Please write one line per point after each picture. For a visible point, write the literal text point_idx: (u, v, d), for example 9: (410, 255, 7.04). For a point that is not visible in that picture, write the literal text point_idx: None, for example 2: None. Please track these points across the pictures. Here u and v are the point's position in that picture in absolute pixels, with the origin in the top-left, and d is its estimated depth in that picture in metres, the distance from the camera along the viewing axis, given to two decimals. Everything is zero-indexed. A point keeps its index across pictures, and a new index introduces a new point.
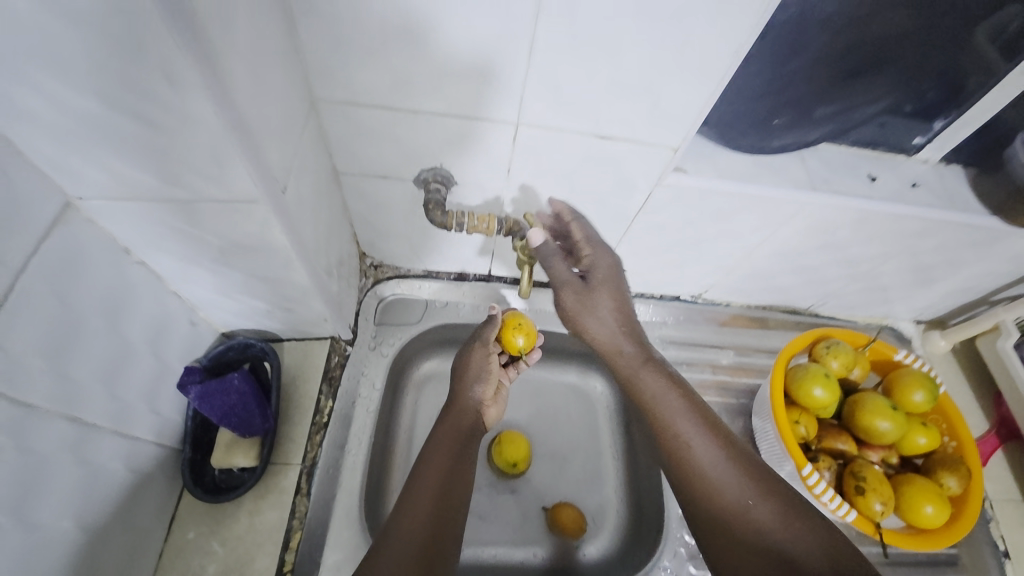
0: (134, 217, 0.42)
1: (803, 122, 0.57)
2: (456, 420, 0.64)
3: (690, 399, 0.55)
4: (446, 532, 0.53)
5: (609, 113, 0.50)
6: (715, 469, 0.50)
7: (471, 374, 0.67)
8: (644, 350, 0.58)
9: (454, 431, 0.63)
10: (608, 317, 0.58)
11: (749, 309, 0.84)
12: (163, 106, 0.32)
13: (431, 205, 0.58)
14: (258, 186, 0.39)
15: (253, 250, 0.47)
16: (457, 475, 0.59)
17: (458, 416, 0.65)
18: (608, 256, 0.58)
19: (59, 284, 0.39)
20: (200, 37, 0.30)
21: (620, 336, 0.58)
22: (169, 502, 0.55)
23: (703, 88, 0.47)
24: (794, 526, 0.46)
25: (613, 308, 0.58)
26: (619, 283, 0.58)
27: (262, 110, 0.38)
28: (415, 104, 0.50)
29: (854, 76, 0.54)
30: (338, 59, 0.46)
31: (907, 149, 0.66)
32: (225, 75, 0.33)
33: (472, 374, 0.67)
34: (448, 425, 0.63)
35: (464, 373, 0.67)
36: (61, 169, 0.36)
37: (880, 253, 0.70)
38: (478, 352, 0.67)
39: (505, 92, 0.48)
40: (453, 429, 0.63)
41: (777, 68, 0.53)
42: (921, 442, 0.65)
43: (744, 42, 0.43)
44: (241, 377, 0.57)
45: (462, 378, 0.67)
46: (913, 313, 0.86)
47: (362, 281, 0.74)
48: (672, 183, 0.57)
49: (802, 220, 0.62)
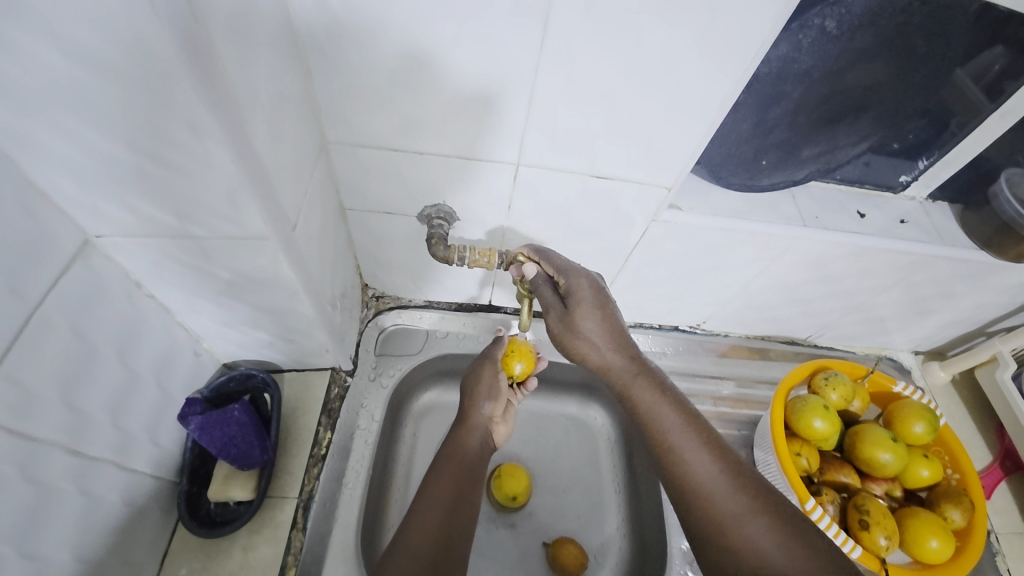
0: (149, 253, 0.43)
1: (790, 161, 0.59)
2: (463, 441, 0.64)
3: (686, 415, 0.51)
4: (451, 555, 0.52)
5: (603, 153, 0.52)
6: (715, 498, 0.46)
7: (482, 391, 0.67)
8: (637, 365, 0.54)
9: (461, 453, 0.62)
10: (595, 337, 0.54)
11: (747, 340, 0.85)
12: (187, 150, 0.34)
13: (434, 240, 0.59)
14: (270, 224, 0.41)
15: (261, 283, 0.48)
16: (463, 497, 0.58)
17: (466, 436, 0.64)
18: (587, 276, 0.55)
19: (76, 319, 0.40)
20: (224, 91, 0.32)
21: (609, 355, 0.54)
22: (162, 538, 0.55)
23: (693, 130, 0.49)
24: (803, 558, 0.41)
25: (600, 326, 0.54)
26: (606, 299, 0.54)
27: (277, 153, 0.40)
28: (421, 145, 0.52)
29: (835, 122, 0.55)
30: (349, 105, 0.48)
31: (895, 186, 0.69)
32: (245, 123, 0.35)
33: (484, 391, 0.67)
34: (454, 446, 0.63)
35: (474, 390, 0.67)
36: (83, 209, 0.38)
37: (874, 286, 0.72)
38: (489, 371, 0.68)
39: (507, 133, 0.50)
40: (459, 451, 0.62)
41: (760, 114, 0.55)
42: (924, 475, 0.64)
43: (731, 92, 0.45)
44: (242, 408, 0.57)
45: (473, 397, 0.67)
46: (911, 344, 0.87)
47: (364, 311, 0.75)
48: (667, 219, 0.59)
49: (795, 253, 0.64)
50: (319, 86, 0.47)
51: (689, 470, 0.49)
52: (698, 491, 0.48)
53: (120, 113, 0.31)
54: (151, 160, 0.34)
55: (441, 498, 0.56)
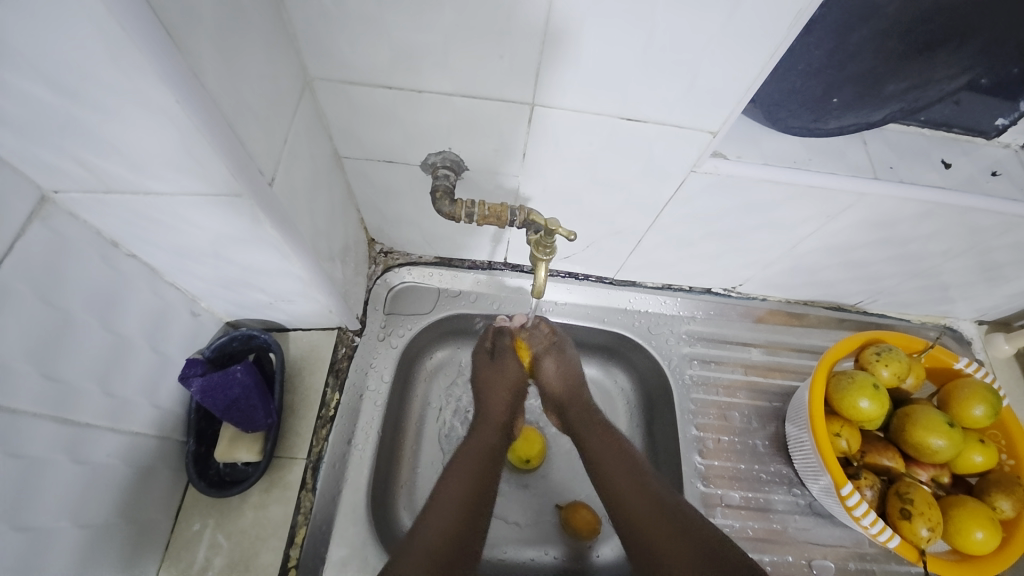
0: (115, 209, 0.39)
1: (869, 99, 0.48)
2: (483, 436, 0.60)
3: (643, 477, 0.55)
4: (472, 536, 0.51)
5: (638, 92, 0.43)
6: (668, 533, 0.49)
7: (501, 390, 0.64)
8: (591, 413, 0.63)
9: (480, 450, 0.58)
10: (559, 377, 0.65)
11: (787, 304, 0.77)
12: (123, 90, 0.29)
13: (439, 193, 0.52)
14: (239, 180, 0.36)
15: (246, 242, 0.43)
16: (486, 484, 0.55)
17: (485, 432, 0.60)
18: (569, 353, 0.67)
19: (42, 282, 0.38)
20: (142, 17, 0.26)
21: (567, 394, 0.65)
22: (175, 494, 0.55)
23: (755, 57, 0.40)
24: (685, 555, 0.47)
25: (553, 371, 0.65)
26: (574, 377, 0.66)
27: (239, 96, 0.35)
28: (419, 82, 0.45)
29: (933, 48, 0.45)
30: (331, 36, 0.41)
31: (988, 131, 0.58)
32: (187, 57, 0.29)
33: (504, 387, 0.64)
34: (474, 442, 0.59)
35: (493, 383, 0.65)
36: (29, 161, 0.34)
37: (946, 250, 0.62)
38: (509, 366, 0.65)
39: (515, 69, 0.42)
40: (479, 450, 0.58)
41: (839, 38, 0.45)
42: (978, 461, 0.58)
43: (807, 5, 0.35)
44: (244, 370, 0.55)
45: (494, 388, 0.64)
46: (975, 313, 0.77)
47: (372, 268, 0.71)
48: (710, 169, 0.50)
49: (859, 211, 0.55)
50: (294, 10, 0.39)
51: (613, 476, 0.56)
52: (612, 483, 0.55)
53: (40, 52, 0.27)
54: (84, 106, 0.30)
55: (466, 477, 0.55)
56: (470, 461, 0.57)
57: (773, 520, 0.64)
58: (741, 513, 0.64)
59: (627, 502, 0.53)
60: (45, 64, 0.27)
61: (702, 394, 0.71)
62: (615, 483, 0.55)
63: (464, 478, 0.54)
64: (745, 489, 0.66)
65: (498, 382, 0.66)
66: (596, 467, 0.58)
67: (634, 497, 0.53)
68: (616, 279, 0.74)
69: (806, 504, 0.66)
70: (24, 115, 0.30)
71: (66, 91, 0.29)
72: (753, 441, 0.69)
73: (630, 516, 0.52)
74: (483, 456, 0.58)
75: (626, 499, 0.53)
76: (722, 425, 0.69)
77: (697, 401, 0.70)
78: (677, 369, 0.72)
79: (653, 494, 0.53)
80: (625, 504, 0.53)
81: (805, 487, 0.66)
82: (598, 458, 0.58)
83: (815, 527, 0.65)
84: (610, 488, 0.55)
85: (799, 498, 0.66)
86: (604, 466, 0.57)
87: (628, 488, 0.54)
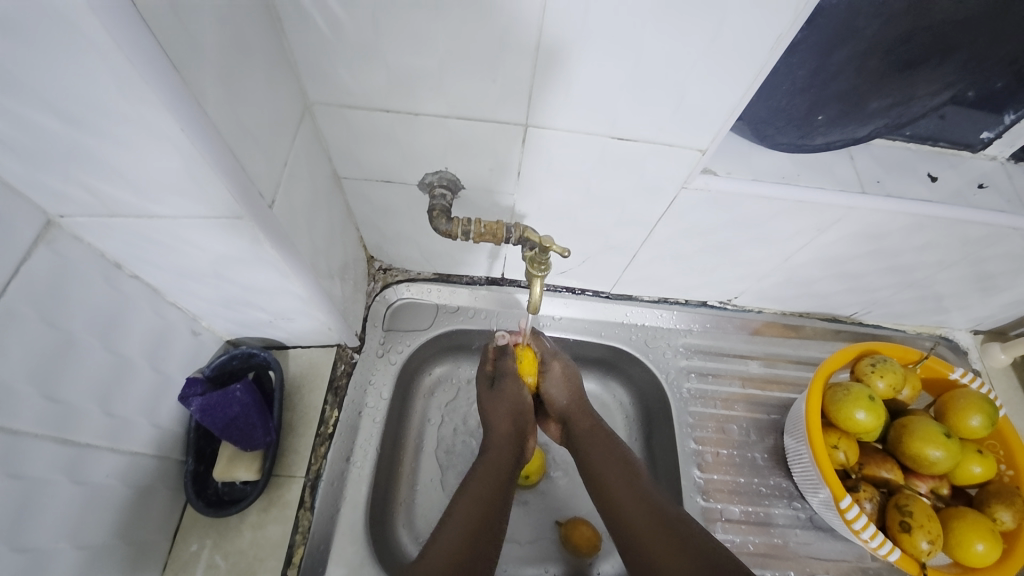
0: (118, 232, 0.40)
1: (852, 116, 0.50)
2: (495, 460, 0.59)
3: (651, 496, 0.54)
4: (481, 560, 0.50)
5: (629, 112, 0.44)
6: (673, 553, 0.48)
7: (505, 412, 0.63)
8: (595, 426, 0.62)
9: (490, 473, 0.58)
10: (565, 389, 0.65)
11: (783, 316, 0.78)
12: (132, 121, 0.30)
13: (435, 211, 0.53)
14: (240, 203, 0.37)
15: (246, 263, 0.44)
16: (495, 507, 0.55)
17: (495, 454, 0.60)
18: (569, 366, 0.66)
19: (46, 305, 0.38)
20: (148, 51, 0.27)
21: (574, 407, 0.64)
22: (173, 515, 0.55)
23: (739, 80, 0.41)
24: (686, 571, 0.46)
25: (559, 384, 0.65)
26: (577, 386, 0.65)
27: (241, 123, 0.36)
28: (416, 105, 0.46)
29: (913, 67, 0.46)
30: (330, 63, 0.43)
31: (974, 144, 0.59)
32: (192, 86, 0.30)
33: (508, 407, 0.63)
34: (484, 465, 0.59)
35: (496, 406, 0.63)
36: (36, 187, 0.35)
37: (937, 261, 0.63)
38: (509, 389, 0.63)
39: (509, 91, 0.44)
40: (489, 473, 0.58)
41: (821, 59, 0.46)
42: (976, 471, 0.58)
43: (786, 31, 0.37)
44: (243, 388, 0.55)
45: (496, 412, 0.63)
46: (970, 323, 0.78)
47: (371, 284, 0.72)
48: (701, 186, 0.52)
49: (849, 224, 0.56)
50: (295, 39, 0.41)
51: (620, 496, 0.55)
52: (620, 503, 0.54)
53: (51, 84, 0.28)
54: (92, 135, 0.31)
55: (475, 501, 0.55)
56: (480, 485, 0.56)
57: (774, 535, 0.64)
58: (741, 527, 0.64)
59: (633, 521, 0.52)
60: (55, 96, 0.29)
61: (700, 407, 0.71)
62: (617, 497, 0.55)
63: (472, 501, 0.54)
64: (745, 503, 0.65)
65: (503, 405, 0.63)
66: (600, 480, 0.58)
67: (636, 511, 0.53)
68: (612, 293, 0.75)
69: (807, 518, 0.65)
70: (33, 144, 0.31)
71: (71, 119, 0.30)
72: (752, 454, 0.69)
73: (635, 535, 0.52)
74: (493, 479, 0.57)
75: (627, 512, 0.53)
76: (721, 438, 0.69)
77: (695, 414, 0.71)
78: (675, 382, 0.72)
79: (653, 506, 0.53)
80: (632, 522, 0.52)
81: (805, 500, 0.66)
82: (607, 479, 0.57)
83: (816, 541, 0.64)
84: (616, 507, 0.55)
85: (800, 512, 0.66)
86: (608, 479, 0.57)
87: (629, 502, 0.54)
